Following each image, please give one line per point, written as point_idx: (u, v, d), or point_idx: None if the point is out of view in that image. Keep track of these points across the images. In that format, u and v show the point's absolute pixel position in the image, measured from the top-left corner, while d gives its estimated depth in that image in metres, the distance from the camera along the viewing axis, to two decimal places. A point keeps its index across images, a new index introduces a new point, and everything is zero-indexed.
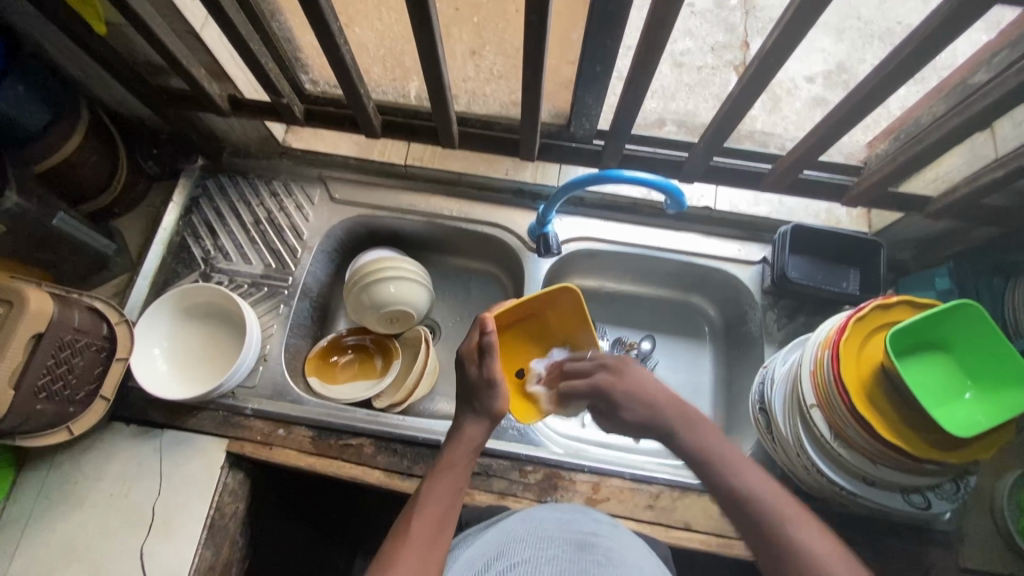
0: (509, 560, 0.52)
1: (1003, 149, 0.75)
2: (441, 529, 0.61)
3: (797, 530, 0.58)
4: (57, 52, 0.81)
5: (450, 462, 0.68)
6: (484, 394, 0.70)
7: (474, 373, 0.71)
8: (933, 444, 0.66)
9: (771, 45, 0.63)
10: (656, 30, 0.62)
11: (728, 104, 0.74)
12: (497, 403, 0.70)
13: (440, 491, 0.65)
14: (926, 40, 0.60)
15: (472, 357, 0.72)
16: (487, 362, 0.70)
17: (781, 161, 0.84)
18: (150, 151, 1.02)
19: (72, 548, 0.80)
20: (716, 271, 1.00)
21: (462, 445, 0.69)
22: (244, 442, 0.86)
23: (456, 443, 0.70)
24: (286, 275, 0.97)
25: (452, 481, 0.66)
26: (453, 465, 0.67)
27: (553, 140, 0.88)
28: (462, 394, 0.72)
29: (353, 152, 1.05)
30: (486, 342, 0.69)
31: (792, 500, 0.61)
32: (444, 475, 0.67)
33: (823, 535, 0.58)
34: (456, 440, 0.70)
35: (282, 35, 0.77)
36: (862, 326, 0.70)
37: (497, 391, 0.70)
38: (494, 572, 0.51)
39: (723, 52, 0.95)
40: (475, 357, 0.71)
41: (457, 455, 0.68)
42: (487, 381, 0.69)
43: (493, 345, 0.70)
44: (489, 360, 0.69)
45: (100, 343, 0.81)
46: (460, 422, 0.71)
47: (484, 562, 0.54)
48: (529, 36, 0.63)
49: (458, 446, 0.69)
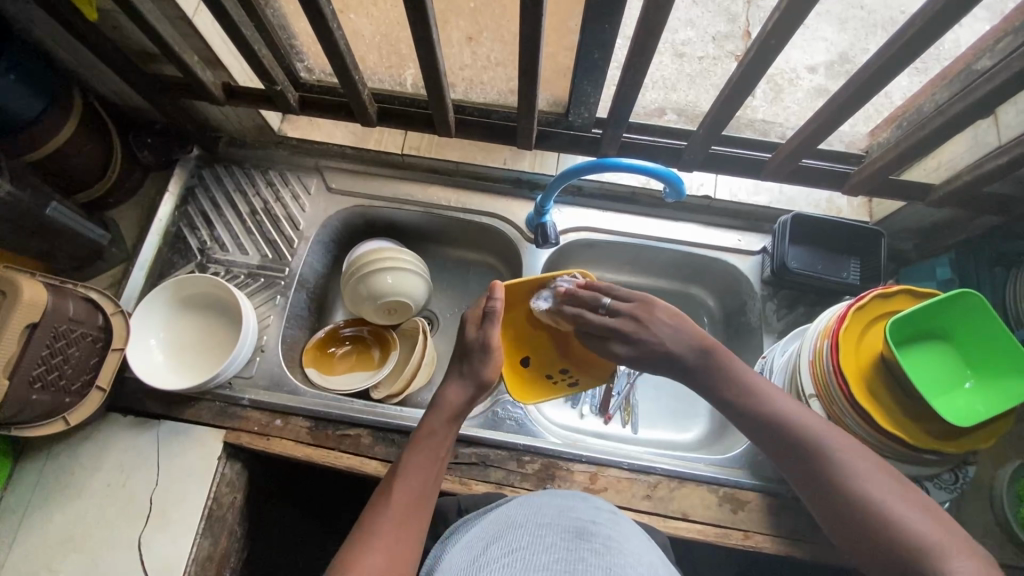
0: (506, 546, 0.52)
1: (1007, 136, 0.74)
2: (422, 497, 0.62)
3: (842, 462, 0.59)
4: (48, 39, 0.80)
5: (431, 430, 0.68)
6: (474, 360, 0.72)
7: (472, 335, 0.74)
8: (932, 434, 0.66)
9: (772, 30, 0.62)
10: (654, 16, 0.61)
11: (728, 91, 0.73)
12: (485, 371, 0.72)
13: (421, 459, 0.65)
14: (927, 24, 0.59)
15: (474, 320, 0.75)
16: (486, 326, 0.73)
17: (782, 149, 0.83)
18: (144, 140, 0.98)
19: (70, 538, 0.80)
20: (715, 261, 0.99)
21: (444, 411, 0.69)
22: (241, 432, 0.86)
23: (436, 410, 0.70)
24: (283, 265, 0.97)
25: (433, 449, 0.66)
26: (433, 432, 0.68)
27: (551, 129, 0.87)
28: (459, 360, 0.74)
29: (350, 142, 1.04)
30: (491, 307, 0.73)
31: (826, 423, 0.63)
32: (426, 442, 0.67)
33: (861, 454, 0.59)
34: (437, 407, 0.70)
35: (276, 21, 0.77)
36: (861, 315, 0.70)
37: (492, 358, 0.72)
38: (490, 557, 0.51)
39: (724, 42, 0.92)
40: (477, 318, 0.75)
41: (437, 422, 0.69)
42: (483, 346, 0.72)
43: (495, 310, 0.73)
44: (489, 326, 0.72)
45: (95, 334, 0.80)
46: (443, 389, 0.72)
47: (481, 547, 0.54)
48: (526, 22, 0.62)
49: (439, 413, 0.69)
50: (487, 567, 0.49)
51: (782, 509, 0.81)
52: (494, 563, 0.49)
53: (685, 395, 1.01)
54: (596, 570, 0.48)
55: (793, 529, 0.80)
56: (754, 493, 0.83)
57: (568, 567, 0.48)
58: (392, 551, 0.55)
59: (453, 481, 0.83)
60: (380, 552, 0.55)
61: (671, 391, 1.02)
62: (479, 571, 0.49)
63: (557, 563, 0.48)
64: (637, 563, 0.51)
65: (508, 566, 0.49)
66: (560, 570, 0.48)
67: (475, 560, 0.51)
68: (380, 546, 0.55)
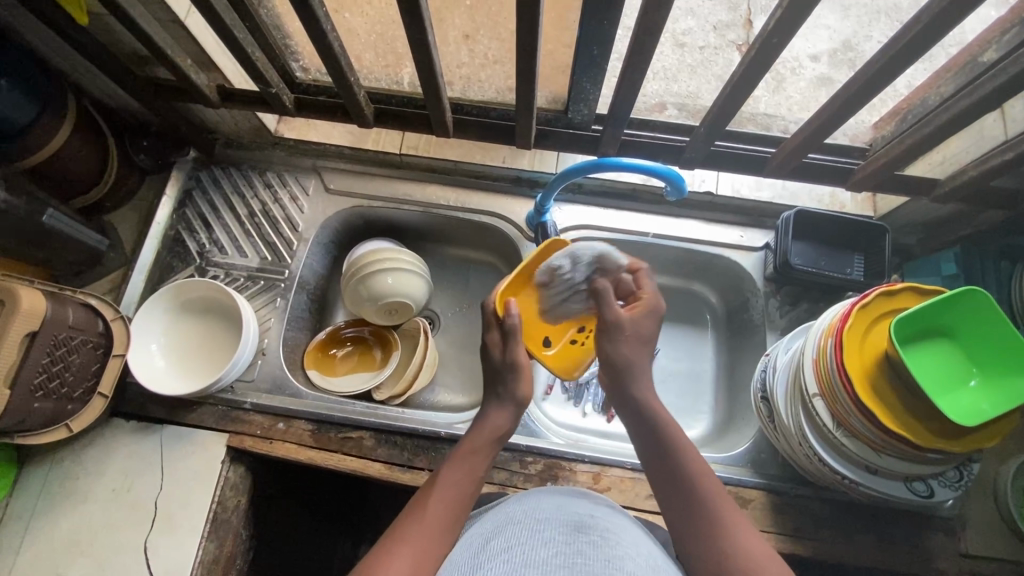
0: (505, 541, 0.51)
1: (1013, 131, 0.73)
2: (458, 510, 0.59)
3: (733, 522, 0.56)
4: (39, 42, 0.79)
5: (473, 448, 0.65)
6: (507, 381, 0.70)
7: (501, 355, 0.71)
8: (939, 433, 0.65)
9: (773, 28, 0.61)
10: (654, 12, 0.59)
11: (730, 86, 0.71)
12: (521, 389, 0.70)
13: (458, 473, 0.62)
14: (933, 20, 0.57)
15: (496, 346, 0.72)
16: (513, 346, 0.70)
17: (786, 145, 0.82)
18: (139, 143, 0.97)
19: (76, 543, 0.80)
20: (717, 258, 0.98)
21: (486, 433, 0.67)
22: (244, 436, 0.86)
23: (481, 428, 0.68)
24: (282, 267, 0.96)
25: (472, 464, 0.64)
26: (476, 450, 0.65)
27: (551, 127, 0.86)
28: (488, 384, 0.72)
29: (348, 142, 1.03)
30: (510, 324, 0.69)
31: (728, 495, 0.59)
32: (466, 457, 0.64)
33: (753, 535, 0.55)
34: (479, 426, 0.68)
35: (270, 21, 0.75)
36: (865, 313, 0.69)
37: (524, 377, 0.70)
38: (491, 555, 0.50)
39: (725, 31, 0.93)
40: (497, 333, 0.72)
41: (477, 441, 0.66)
42: (513, 367, 0.69)
43: (515, 327, 0.70)
44: (513, 344, 0.69)
45: (96, 340, 0.80)
46: (484, 411, 0.70)
47: (481, 543, 0.53)
48: (523, 23, 0.61)
49: (481, 433, 0.67)
50: (487, 564, 0.49)
51: (785, 508, 0.83)
52: (493, 560, 0.49)
53: (687, 393, 1.01)
54: (595, 563, 0.47)
55: (796, 527, 0.81)
56: (758, 492, 0.84)
57: (567, 561, 0.47)
58: (420, 556, 0.53)
59: None
60: (406, 554, 0.53)
61: (673, 387, 1.01)
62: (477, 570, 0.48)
63: (556, 558, 0.48)
64: (636, 555, 0.51)
65: (506, 563, 0.48)
66: (559, 565, 0.47)
67: (476, 557, 0.51)
68: (409, 550, 0.53)
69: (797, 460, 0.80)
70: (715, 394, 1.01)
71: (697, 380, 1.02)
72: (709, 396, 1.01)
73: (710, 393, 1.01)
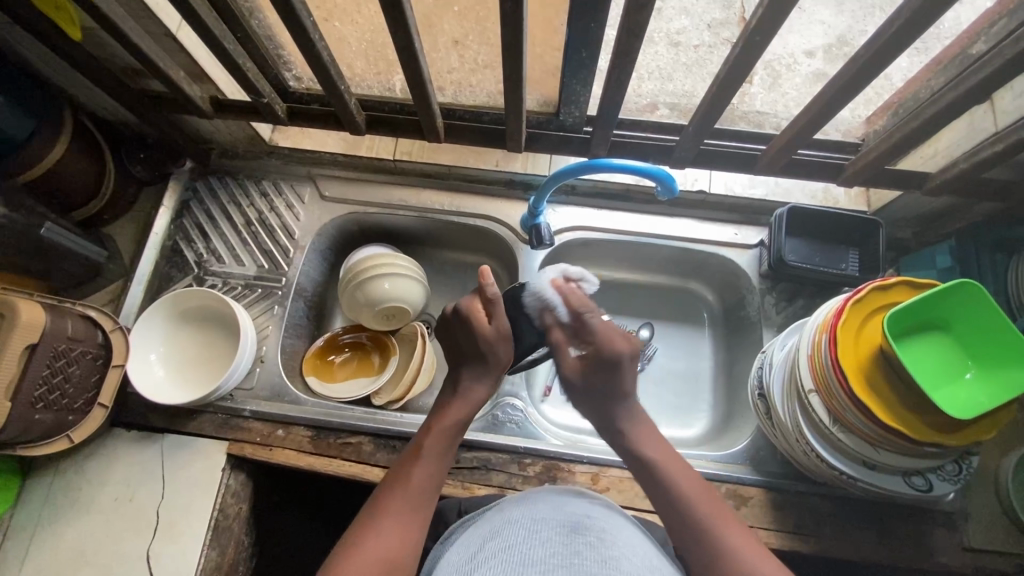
0: (503, 542, 0.51)
1: (1002, 122, 0.73)
2: (436, 481, 0.63)
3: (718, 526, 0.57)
4: (36, 58, 0.80)
5: (452, 422, 0.68)
6: (497, 351, 0.71)
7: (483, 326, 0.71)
8: (934, 428, 0.65)
9: (757, 24, 0.61)
10: (638, 12, 0.59)
11: (717, 84, 0.71)
12: (502, 354, 0.71)
13: (439, 445, 0.66)
14: (915, 15, 0.57)
15: (476, 314, 0.72)
16: (495, 314, 0.71)
17: (776, 143, 0.82)
18: (137, 155, 0.98)
19: (79, 553, 0.81)
20: (712, 255, 0.99)
21: (469, 403, 0.70)
22: (244, 443, 0.87)
23: (458, 406, 0.70)
24: (279, 275, 0.97)
25: (449, 439, 0.67)
26: (453, 424, 0.68)
27: (541, 130, 0.87)
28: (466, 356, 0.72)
29: (342, 149, 1.04)
30: (493, 293, 0.71)
31: (716, 499, 0.60)
32: (441, 432, 0.67)
33: (745, 538, 0.56)
34: (462, 398, 0.70)
35: (262, 32, 0.76)
36: (859, 308, 0.69)
37: (510, 345, 0.72)
38: (486, 553, 0.50)
39: (720, 29, 0.93)
40: (481, 308, 0.72)
41: (459, 413, 0.69)
42: (502, 334, 0.71)
43: (496, 296, 0.71)
44: (498, 312, 0.71)
45: (96, 351, 0.81)
46: (463, 382, 0.72)
47: (479, 543, 0.52)
48: (508, 28, 0.61)
49: (460, 407, 0.70)
50: (484, 564, 0.48)
51: (784, 505, 0.82)
52: (491, 559, 0.48)
53: (686, 393, 1.01)
54: (593, 564, 0.47)
55: (796, 524, 0.81)
56: (757, 489, 0.83)
57: (564, 561, 0.47)
58: (402, 532, 0.56)
59: (455, 486, 0.83)
60: (387, 531, 0.56)
61: (672, 388, 1.02)
62: (474, 569, 0.47)
63: (553, 557, 0.47)
64: (632, 555, 0.51)
65: (503, 562, 0.47)
66: (557, 565, 0.47)
67: (473, 557, 0.50)
68: (391, 526, 0.57)
69: (794, 455, 0.80)
70: (713, 393, 1.01)
71: (696, 378, 1.02)
72: (708, 394, 1.01)
73: (707, 391, 1.01)
